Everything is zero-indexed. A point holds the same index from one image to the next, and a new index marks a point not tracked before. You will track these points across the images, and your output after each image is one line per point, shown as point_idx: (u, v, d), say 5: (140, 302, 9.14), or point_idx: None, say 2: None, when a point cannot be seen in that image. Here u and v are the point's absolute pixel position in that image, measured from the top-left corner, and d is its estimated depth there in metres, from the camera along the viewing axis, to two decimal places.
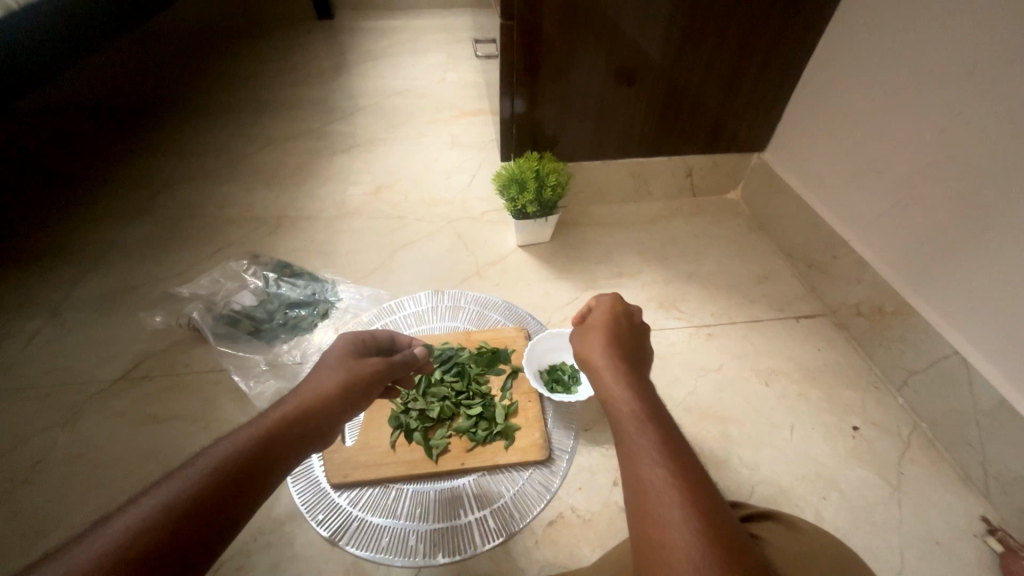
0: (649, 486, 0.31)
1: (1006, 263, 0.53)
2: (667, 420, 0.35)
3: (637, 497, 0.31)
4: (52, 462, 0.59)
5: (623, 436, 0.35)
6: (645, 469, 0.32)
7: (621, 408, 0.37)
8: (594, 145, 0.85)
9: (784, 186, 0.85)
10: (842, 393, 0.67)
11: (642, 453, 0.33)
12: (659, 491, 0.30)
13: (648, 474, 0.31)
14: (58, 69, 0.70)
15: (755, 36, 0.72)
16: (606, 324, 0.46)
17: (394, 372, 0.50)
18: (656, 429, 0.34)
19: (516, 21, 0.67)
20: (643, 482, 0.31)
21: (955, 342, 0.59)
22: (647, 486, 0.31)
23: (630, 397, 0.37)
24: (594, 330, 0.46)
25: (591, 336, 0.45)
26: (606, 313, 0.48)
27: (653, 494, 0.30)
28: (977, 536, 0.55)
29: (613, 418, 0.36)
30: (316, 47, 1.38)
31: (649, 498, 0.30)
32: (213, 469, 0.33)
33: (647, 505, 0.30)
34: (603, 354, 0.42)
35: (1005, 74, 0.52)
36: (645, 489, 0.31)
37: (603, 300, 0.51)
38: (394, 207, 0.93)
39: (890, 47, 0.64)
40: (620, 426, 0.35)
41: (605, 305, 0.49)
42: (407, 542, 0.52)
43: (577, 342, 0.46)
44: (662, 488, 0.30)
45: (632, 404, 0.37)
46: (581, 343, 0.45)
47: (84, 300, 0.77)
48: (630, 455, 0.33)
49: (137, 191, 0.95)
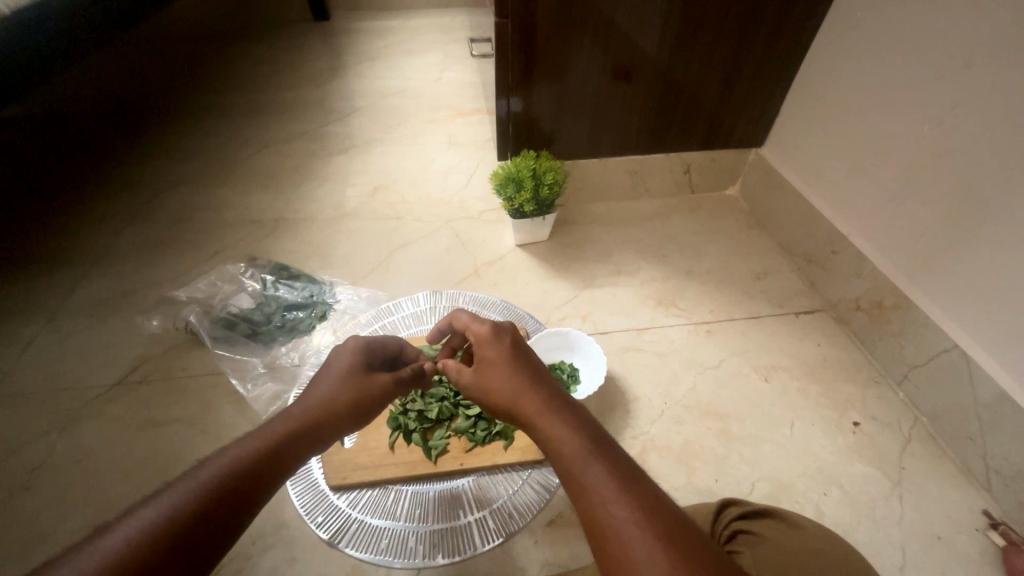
0: (613, 521, 0.29)
1: (1006, 255, 0.53)
2: (608, 445, 0.34)
3: (601, 537, 0.29)
4: (50, 467, 0.59)
5: (570, 477, 0.32)
6: (604, 505, 0.30)
7: (559, 445, 0.34)
8: (590, 143, 0.84)
9: (782, 182, 0.85)
10: (843, 388, 0.67)
11: (596, 486, 0.31)
12: (625, 523, 0.29)
13: (609, 507, 0.30)
14: (52, 74, 0.70)
15: (751, 31, 0.72)
16: (504, 350, 0.42)
17: (401, 390, 0.48)
18: (601, 457, 0.32)
19: (510, 19, 0.67)
20: (605, 519, 0.30)
21: (955, 336, 0.59)
22: (609, 524, 0.29)
23: (565, 430, 0.34)
24: (494, 358, 0.42)
25: (491, 367, 0.41)
26: (497, 338, 0.43)
27: (619, 530, 0.29)
28: (979, 531, 0.55)
29: (555, 459, 0.33)
30: (312, 48, 1.38)
31: (614, 538, 0.29)
32: (213, 481, 0.33)
33: (613, 544, 0.29)
34: (517, 380, 0.39)
35: (1002, 64, 0.51)
36: (607, 526, 0.29)
37: (485, 323, 0.46)
38: (390, 208, 0.92)
39: (886, 39, 0.64)
40: (562, 466, 0.33)
41: (491, 329, 0.45)
42: (407, 544, 0.52)
43: (479, 378, 0.41)
44: (625, 520, 0.29)
45: (571, 437, 0.34)
46: (484, 377, 0.41)
47: (81, 304, 0.76)
48: (582, 495, 0.31)
49: (134, 195, 0.95)
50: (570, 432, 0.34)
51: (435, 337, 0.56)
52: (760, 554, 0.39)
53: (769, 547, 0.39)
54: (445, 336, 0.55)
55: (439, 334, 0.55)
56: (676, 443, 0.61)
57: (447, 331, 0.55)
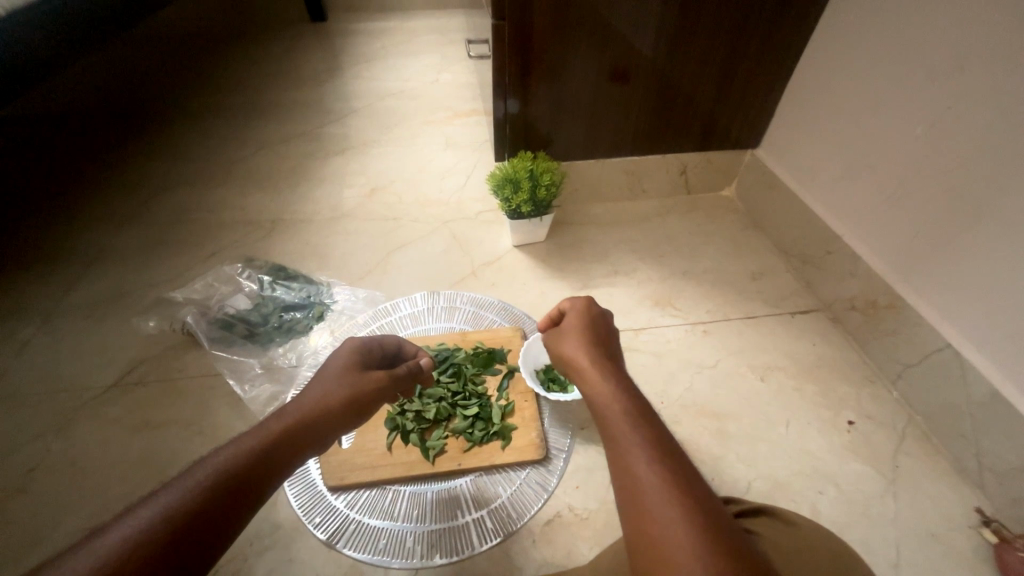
0: (643, 485, 0.31)
1: (997, 255, 0.54)
2: (655, 418, 0.35)
3: (629, 494, 0.31)
4: (46, 469, 0.59)
5: (611, 435, 0.34)
6: (638, 468, 0.32)
7: (607, 407, 0.36)
8: (587, 144, 0.85)
9: (777, 183, 0.85)
10: (838, 388, 0.68)
11: (633, 451, 0.32)
12: (653, 490, 0.30)
13: (642, 472, 0.31)
14: (49, 72, 0.70)
15: (746, 34, 0.72)
16: (585, 326, 0.46)
17: (397, 385, 0.48)
18: (642, 426, 0.34)
19: (507, 21, 0.67)
20: (636, 481, 0.31)
21: (948, 336, 0.60)
22: (640, 483, 0.31)
23: (616, 396, 0.37)
24: (570, 332, 0.45)
25: (566, 338, 0.45)
26: (584, 316, 0.47)
27: (647, 493, 0.30)
28: (972, 528, 0.55)
29: (601, 417, 0.36)
30: (309, 48, 1.38)
31: (644, 498, 0.30)
32: (213, 479, 0.33)
33: (642, 501, 0.30)
34: (583, 353, 0.42)
35: (993, 67, 0.52)
36: (637, 488, 0.31)
37: (578, 301, 0.50)
38: (388, 208, 0.93)
39: (879, 42, 0.64)
40: (607, 425, 0.35)
41: (581, 307, 0.48)
42: (405, 544, 0.52)
43: (553, 344, 0.46)
44: (656, 486, 0.30)
45: (620, 403, 0.36)
46: (560, 346, 0.44)
47: (76, 306, 0.76)
48: (621, 454, 0.33)
49: (130, 195, 0.94)
50: (618, 398, 0.36)
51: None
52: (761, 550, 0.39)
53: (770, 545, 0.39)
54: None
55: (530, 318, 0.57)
56: None
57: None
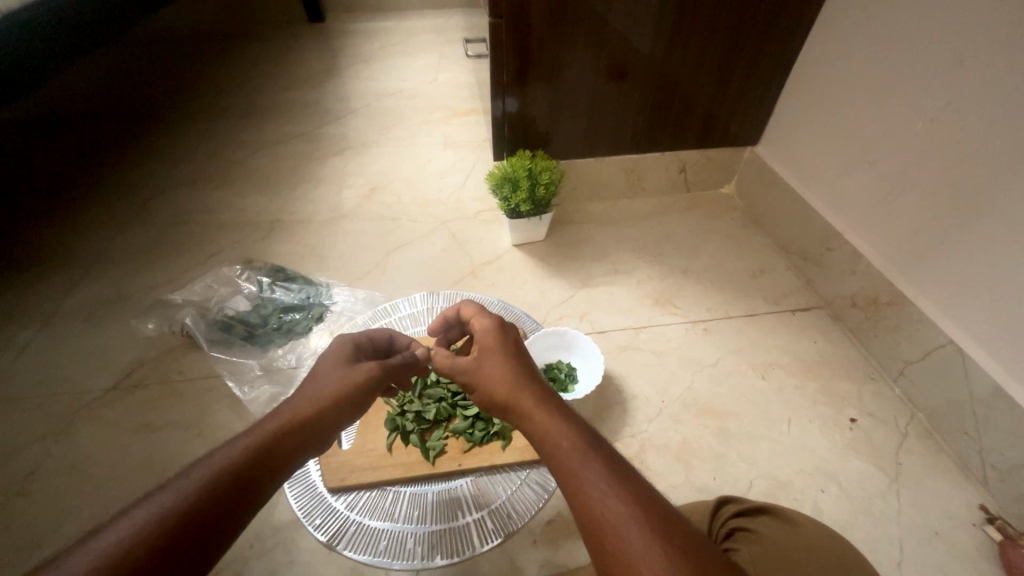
0: (607, 518, 0.29)
1: (1001, 251, 0.53)
2: (605, 443, 0.34)
3: (594, 529, 0.29)
4: (45, 472, 0.59)
5: (564, 471, 0.32)
6: (600, 501, 0.30)
7: (556, 439, 0.34)
8: (586, 141, 0.84)
9: (776, 180, 0.85)
10: (839, 385, 0.67)
11: (589, 486, 0.31)
12: (619, 520, 0.29)
13: (606, 503, 0.30)
14: (47, 75, 0.70)
15: (746, 28, 0.72)
16: (504, 344, 0.43)
17: (389, 375, 0.48)
18: (596, 454, 0.32)
19: (504, 20, 0.67)
20: (598, 516, 0.30)
21: (951, 332, 0.59)
22: (604, 518, 0.29)
23: (559, 426, 0.34)
24: (494, 354, 0.42)
25: (489, 362, 0.41)
26: (498, 332, 0.44)
27: (613, 529, 0.29)
28: (976, 525, 0.55)
29: (548, 455, 0.33)
30: (307, 50, 1.37)
31: (610, 533, 0.29)
32: (208, 479, 0.33)
33: (609, 537, 0.29)
34: (513, 378, 0.39)
35: (995, 61, 0.52)
36: (603, 521, 0.29)
37: (489, 317, 0.47)
38: (386, 208, 0.93)
39: (880, 36, 0.64)
40: (556, 460, 0.33)
41: (493, 323, 0.46)
42: (405, 545, 0.52)
43: (474, 369, 0.42)
44: (623, 519, 0.29)
45: (567, 433, 0.34)
46: (483, 371, 0.41)
47: (76, 308, 0.76)
48: (578, 490, 0.31)
49: (129, 198, 0.94)
50: (564, 427, 0.34)
51: (436, 330, 0.56)
52: (780, 548, 0.39)
53: (783, 543, 0.39)
54: (448, 327, 0.56)
55: (443, 325, 0.56)
56: (674, 441, 0.61)
57: (451, 323, 0.55)
